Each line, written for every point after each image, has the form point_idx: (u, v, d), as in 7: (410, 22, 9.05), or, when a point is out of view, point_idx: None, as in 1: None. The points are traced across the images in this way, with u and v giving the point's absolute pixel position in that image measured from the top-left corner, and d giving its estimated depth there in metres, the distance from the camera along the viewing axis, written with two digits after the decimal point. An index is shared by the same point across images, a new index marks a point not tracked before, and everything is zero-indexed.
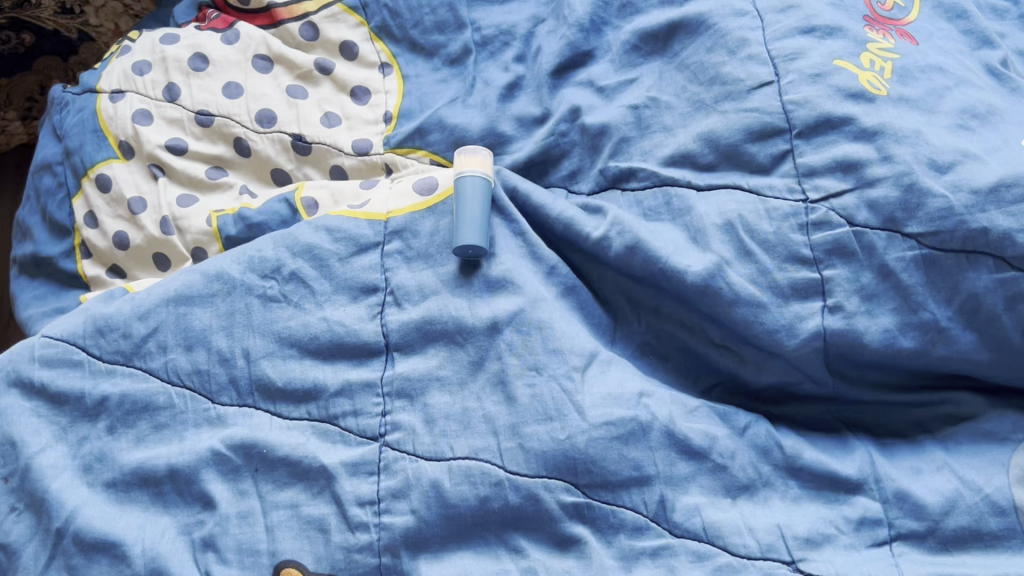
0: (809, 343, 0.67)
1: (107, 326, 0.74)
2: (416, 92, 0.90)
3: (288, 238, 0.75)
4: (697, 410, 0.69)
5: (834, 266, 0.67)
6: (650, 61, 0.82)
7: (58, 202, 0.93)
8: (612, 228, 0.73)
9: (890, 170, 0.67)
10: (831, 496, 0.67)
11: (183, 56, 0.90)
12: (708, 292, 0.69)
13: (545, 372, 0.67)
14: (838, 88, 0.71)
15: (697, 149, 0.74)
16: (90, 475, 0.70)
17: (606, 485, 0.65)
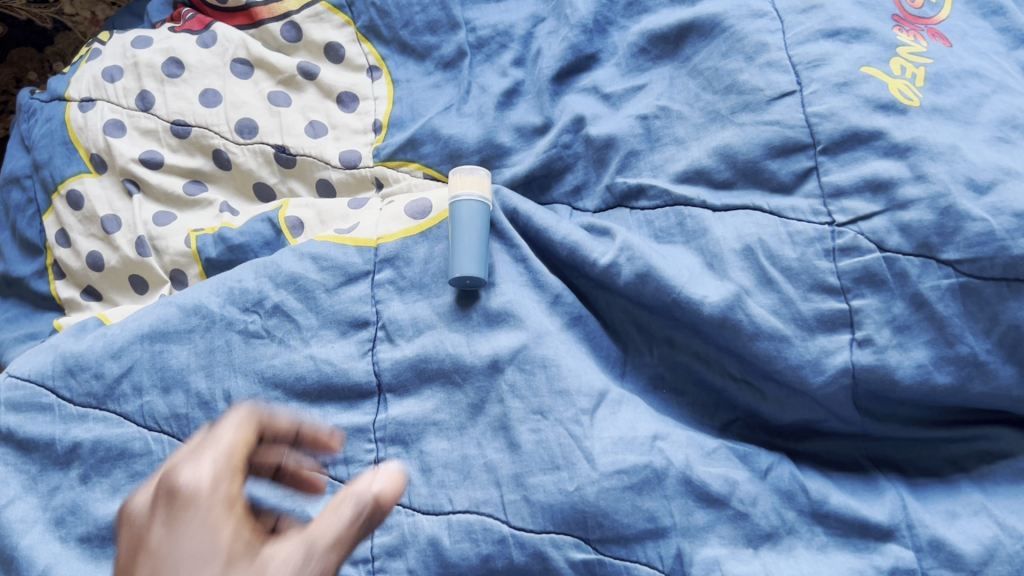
0: (837, 381, 0.62)
1: (78, 366, 0.69)
2: (407, 98, 0.83)
3: (270, 267, 0.70)
4: (716, 452, 0.63)
5: (863, 295, 0.62)
6: (659, 65, 0.76)
7: (28, 218, 0.87)
8: (621, 253, 0.67)
9: (924, 191, 0.61)
10: (860, 544, 0.62)
11: (157, 62, 0.84)
12: (726, 325, 0.63)
13: (551, 416, 0.62)
14: (866, 98, 0.65)
15: (712, 164, 0.68)
16: (63, 529, 0.65)
17: (618, 540, 0.60)
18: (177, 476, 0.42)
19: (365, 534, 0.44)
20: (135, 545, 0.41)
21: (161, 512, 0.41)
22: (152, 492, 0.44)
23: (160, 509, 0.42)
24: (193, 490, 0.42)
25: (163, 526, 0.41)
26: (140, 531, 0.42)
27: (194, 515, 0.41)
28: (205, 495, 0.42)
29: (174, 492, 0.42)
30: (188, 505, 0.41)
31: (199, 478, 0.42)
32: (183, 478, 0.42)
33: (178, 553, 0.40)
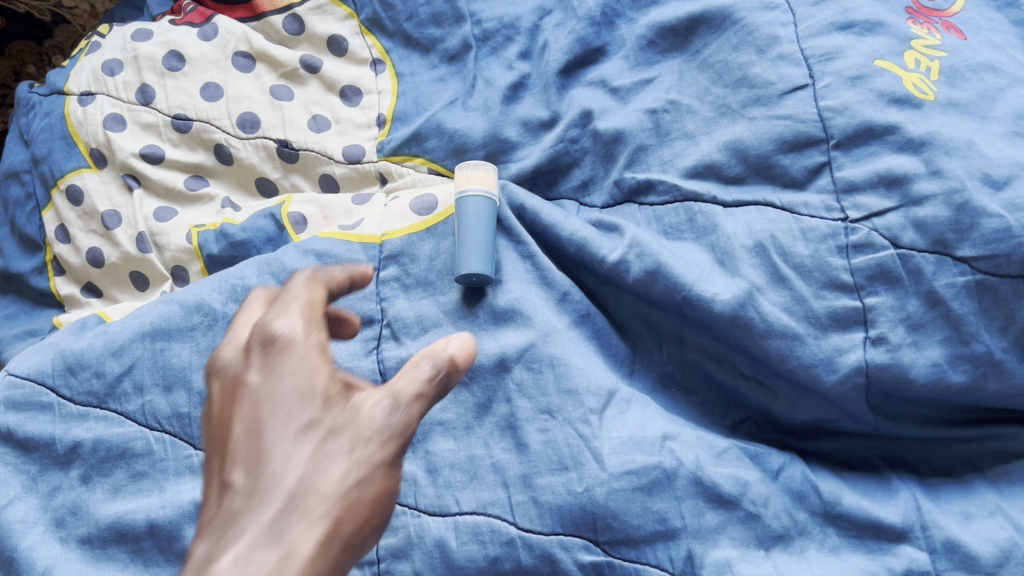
0: (850, 380, 0.61)
1: (78, 364, 0.68)
2: (412, 92, 0.82)
3: (273, 264, 0.69)
4: (726, 452, 0.62)
5: (877, 293, 0.61)
6: (668, 58, 0.75)
7: (27, 214, 0.86)
8: (631, 250, 0.66)
9: (939, 186, 0.60)
10: (873, 545, 0.61)
11: (157, 55, 0.83)
12: (737, 323, 0.62)
13: (559, 416, 0.61)
14: (880, 92, 0.64)
15: (722, 160, 0.67)
16: (63, 530, 0.64)
17: (628, 541, 0.59)
18: (272, 321, 0.40)
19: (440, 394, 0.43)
20: (230, 390, 0.40)
21: (255, 353, 0.40)
22: (235, 340, 0.42)
23: (254, 354, 0.40)
24: (290, 334, 0.40)
25: (259, 367, 0.39)
26: (234, 374, 0.40)
27: (290, 359, 0.39)
28: (302, 340, 0.40)
29: (270, 337, 0.40)
30: (285, 348, 0.40)
31: (296, 324, 0.40)
32: (274, 322, 0.40)
33: (274, 396, 0.38)
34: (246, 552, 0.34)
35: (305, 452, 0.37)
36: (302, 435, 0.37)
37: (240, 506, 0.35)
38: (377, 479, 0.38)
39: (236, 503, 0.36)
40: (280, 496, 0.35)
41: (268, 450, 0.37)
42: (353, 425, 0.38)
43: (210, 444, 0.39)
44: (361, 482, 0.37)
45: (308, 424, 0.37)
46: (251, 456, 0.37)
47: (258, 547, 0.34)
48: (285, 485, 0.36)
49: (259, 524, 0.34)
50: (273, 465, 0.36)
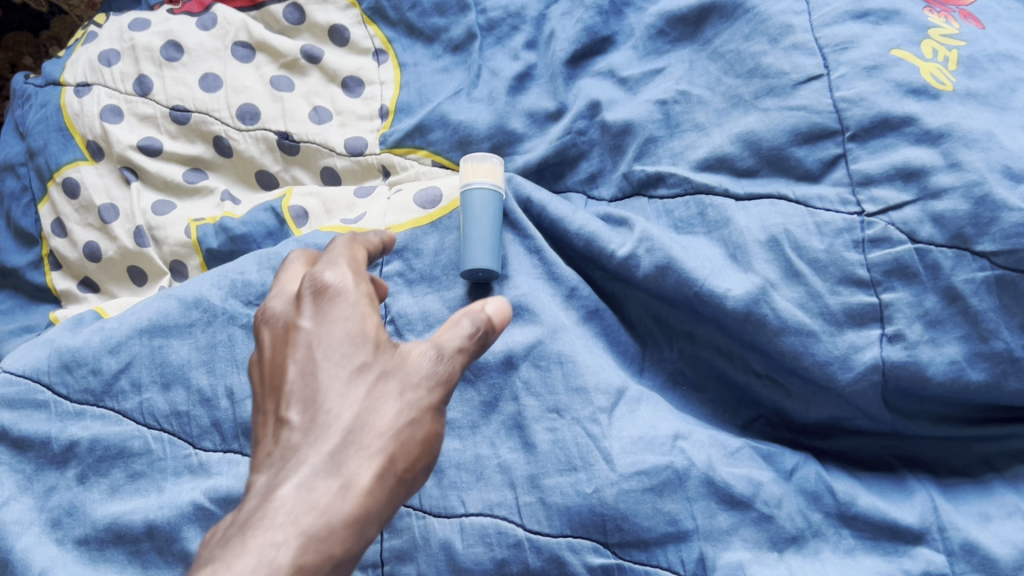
0: (866, 378, 0.59)
1: (74, 361, 0.66)
2: (415, 83, 0.80)
3: (274, 258, 0.68)
4: (739, 452, 0.61)
5: (894, 288, 0.59)
6: (678, 48, 0.73)
7: (23, 207, 0.84)
8: (640, 244, 0.64)
9: (958, 179, 0.58)
10: (888, 547, 0.59)
11: (155, 45, 0.81)
12: (751, 320, 0.61)
13: (568, 415, 0.60)
14: (896, 83, 0.62)
15: (735, 152, 0.65)
16: (59, 531, 0.63)
17: (639, 544, 0.57)
18: (322, 275, 0.44)
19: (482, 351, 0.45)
20: (283, 334, 0.43)
21: (307, 302, 0.44)
22: (283, 292, 0.46)
23: (306, 302, 0.44)
24: (339, 288, 0.44)
25: (310, 314, 0.43)
26: (287, 321, 0.44)
27: (342, 307, 0.43)
28: (351, 293, 0.44)
29: (321, 289, 0.44)
30: (335, 299, 0.43)
31: (344, 278, 0.44)
32: (324, 275, 0.44)
33: (327, 341, 0.42)
34: (307, 480, 0.38)
35: (358, 392, 0.40)
36: (354, 376, 0.41)
37: (299, 440, 0.39)
38: (426, 419, 0.41)
39: (296, 437, 0.40)
40: (338, 432, 0.39)
41: (322, 388, 0.40)
42: (401, 369, 0.42)
43: (266, 385, 0.43)
44: (410, 421, 0.40)
45: (359, 367, 0.41)
46: (306, 394, 0.41)
47: (317, 476, 0.38)
48: (340, 421, 0.39)
49: (318, 456, 0.39)
50: (327, 403, 0.40)
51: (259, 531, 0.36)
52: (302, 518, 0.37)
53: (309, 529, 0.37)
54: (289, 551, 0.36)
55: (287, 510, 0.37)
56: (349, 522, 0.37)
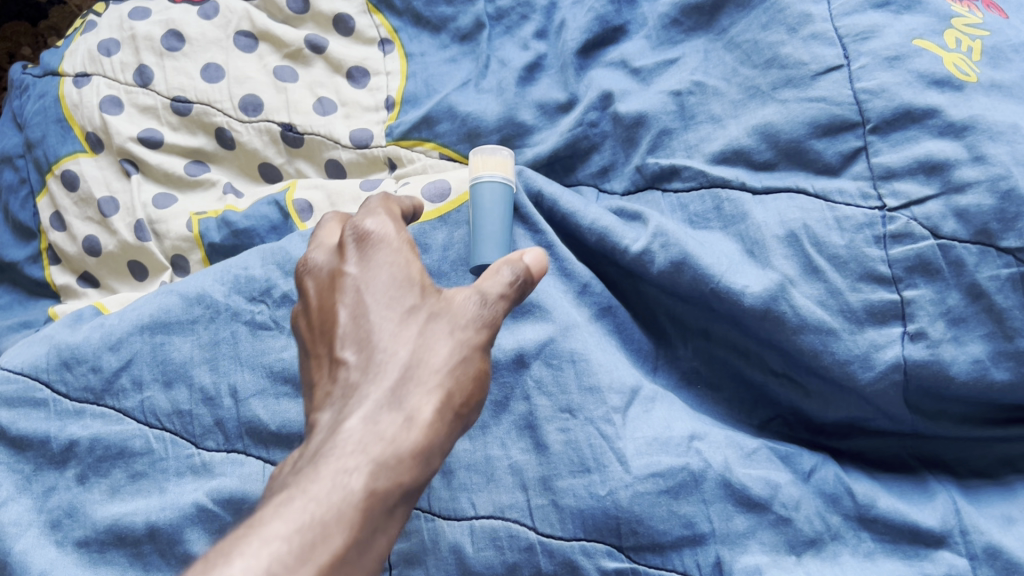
0: (887, 377, 0.58)
1: (73, 359, 0.65)
2: (422, 73, 0.78)
3: (278, 253, 0.66)
4: (756, 453, 0.59)
5: (916, 285, 0.57)
6: (693, 38, 0.72)
7: (21, 200, 0.82)
8: (655, 240, 0.63)
9: (983, 173, 0.56)
10: (909, 551, 0.58)
11: (155, 34, 0.79)
12: (768, 318, 0.59)
13: (581, 414, 0.58)
14: (919, 74, 0.60)
15: (752, 144, 0.64)
16: (59, 533, 0.61)
17: (654, 548, 0.56)
18: (363, 223, 0.49)
19: (520, 295, 0.49)
20: (332, 281, 0.48)
21: (352, 251, 0.48)
22: (327, 246, 0.50)
23: (351, 250, 0.48)
24: (381, 236, 0.48)
25: (357, 262, 0.48)
26: (333, 270, 0.49)
27: (383, 252, 0.48)
28: (392, 241, 0.48)
29: (363, 236, 0.48)
30: (378, 246, 0.48)
31: (384, 227, 0.49)
32: (367, 224, 0.49)
33: (375, 286, 0.46)
34: (372, 413, 0.42)
35: (410, 331, 0.45)
36: (405, 317, 0.45)
37: (358, 378, 0.44)
38: (474, 356, 0.45)
39: (355, 375, 0.44)
40: (397, 368, 0.44)
41: (376, 329, 0.45)
42: (448, 311, 0.46)
43: (320, 327, 0.47)
44: (459, 358, 0.45)
45: (409, 309, 0.46)
46: (361, 334, 0.45)
47: (381, 410, 0.42)
48: (397, 358, 0.44)
49: (380, 390, 0.43)
50: (383, 342, 0.44)
51: (331, 459, 0.41)
52: (372, 446, 0.41)
53: (379, 456, 0.41)
54: (362, 476, 0.40)
55: (356, 440, 0.41)
56: (415, 449, 0.42)
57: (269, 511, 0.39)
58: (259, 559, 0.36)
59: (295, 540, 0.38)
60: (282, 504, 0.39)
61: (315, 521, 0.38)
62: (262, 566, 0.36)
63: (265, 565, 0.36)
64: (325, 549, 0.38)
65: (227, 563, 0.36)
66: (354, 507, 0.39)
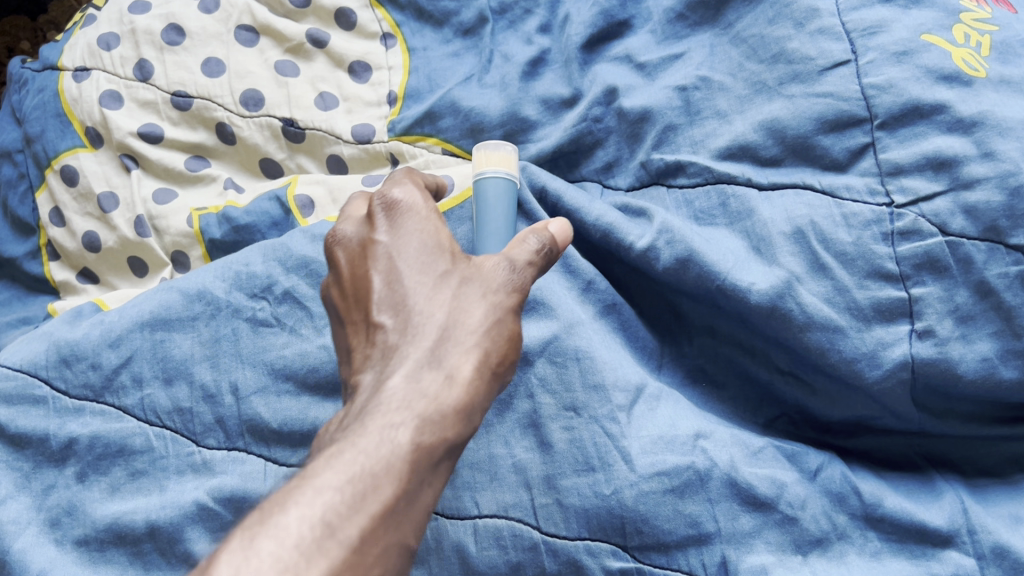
0: (895, 375, 0.57)
1: (73, 356, 0.64)
2: (424, 68, 0.78)
3: (280, 250, 0.66)
4: (762, 452, 0.59)
5: (924, 283, 0.56)
6: (698, 32, 0.71)
7: (20, 195, 0.81)
8: (660, 236, 0.62)
9: (992, 169, 0.55)
10: (916, 550, 0.57)
11: (156, 28, 0.78)
12: (775, 315, 0.58)
13: (586, 413, 0.58)
14: (927, 69, 0.59)
15: (758, 140, 0.63)
16: (58, 531, 0.60)
17: (659, 547, 0.56)
18: (391, 193, 0.50)
19: (547, 263, 0.52)
20: (362, 249, 0.49)
21: (381, 219, 0.49)
22: (353, 216, 0.51)
23: (380, 218, 0.49)
24: (409, 206, 0.49)
25: (386, 230, 0.49)
26: (362, 239, 0.50)
27: (412, 220, 0.49)
28: (420, 209, 0.50)
29: (392, 205, 0.49)
30: (407, 215, 0.49)
31: (411, 197, 0.50)
32: (395, 194, 0.50)
33: (406, 253, 0.48)
34: (413, 372, 0.44)
35: (445, 296, 0.47)
36: (439, 282, 0.47)
37: (397, 339, 0.46)
38: (507, 317, 0.48)
39: (393, 337, 0.46)
40: (434, 330, 0.45)
41: (411, 294, 0.47)
42: (479, 276, 0.48)
43: (354, 293, 0.49)
44: (493, 320, 0.47)
45: (442, 275, 0.47)
46: (397, 299, 0.47)
47: (422, 368, 0.44)
48: (434, 320, 0.46)
49: (420, 351, 0.45)
50: (419, 306, 0.46)
51: (377, 416, 0.43)
52: (416, 403, 0.43)
53: (423, 412, 0.43)
54: (408, 431, 0.42)
55: (400, 398, 0.43)
56: (456, 406, 0.44)
57: (320, 463, 0.41)
58: (313, 509, 0.39)
59: (347, 490, 0.40)
60: (333, 457, 0.41)
61: (364, 473, 0.41)
62: (317, 516, 0.39)
63: (320, 514, 0.39)
64: (376, 499, 0.40)
65: (284, 512, 0.39)
66: (402, 460, 0.42)
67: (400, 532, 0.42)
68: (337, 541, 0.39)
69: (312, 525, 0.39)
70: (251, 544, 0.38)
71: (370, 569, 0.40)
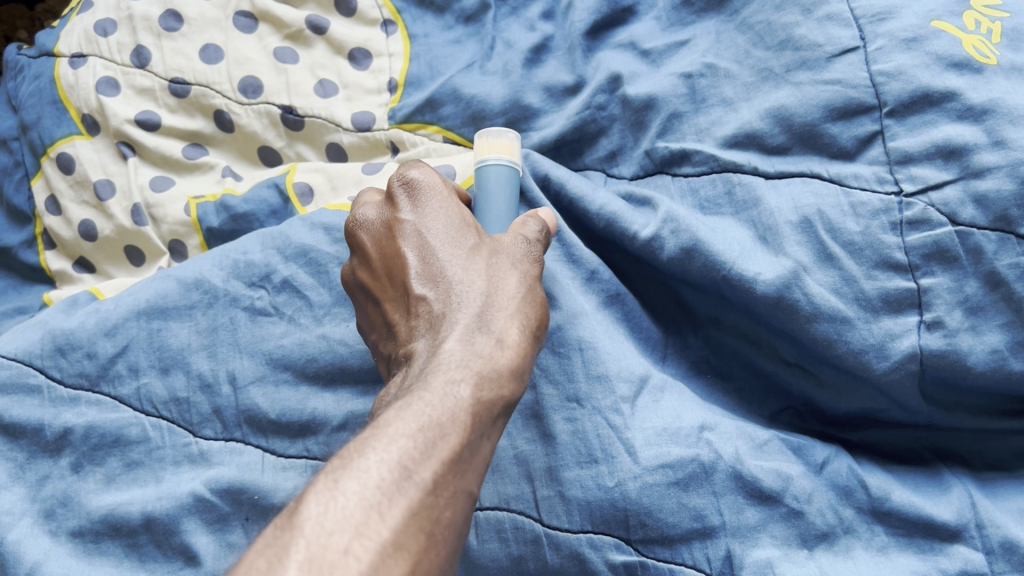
0: (903, 367, 0.56)
1: (68, 344, 0.63)
2: (426, 55, 0.77)
3: (278, 238, 0.65)
4: (767, 444, 0.58)
5: (933, 273, 0.55)
6: (703, 19, 0.70)
7: (15, 183, 0.81)
8: (664, 225, 0.61)
9: (1003, 158, 0.54)
10: (924, 545, 0.56)
11: (153, 14, 0.77)
12: (781, 306, 0.57)
13: (588, 404, 0.57)
14: (937, 56, 0.58)
15: (765, 128, 0.62)
16: (53, 522, 0.59)
17: (663, 541, 0.54)
18: (408, 174, 0.53)
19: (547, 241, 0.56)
20: (391, 228, 0.52)
21: (404, 200, 0.52)
22: (375, 204, 0.55)
23: (404, 199, 0.52)
24: (428, 184, 0.52)
25: (411, 209, 0.52)
26: (386, 221, 0.53)
27: (433, 198, 0.52)
28: (440, 189, 0.53)
29: (412, 186, 0.52)
30: (428, 194, 0.52)
31: (429, 176, 0.53)
32: (414, 174, 0.53)
33: (435, 229, 0.50)
34: (466, 335, 0.45)
35: (480, 266, 0.49)
36: (472, 253, 0.49)
37: (442, 308, 0.47)
38: (536, 286, 0.50)
39: (438, 306, 0.47)
40: (478, 295, 0.47)
41: (448, 264, 0.49)
42: (503, 249, 0.51)
43: (390, 270, 0.51)
44: (525, 289, 0.49)
45: (473, 247, 0.50)
46: (434, 271, 0.49)
47: (473, 332, 0.46)
48: (477, 287, 0.48)
49: (469, 314, 0.46)
50: (457, 274, 0.48)
51: (439, 372, 0.43)
52: (473, 360, 0.44)
53: (481, 369, 0.44)
54: (468, 386, 0.43)
55: (458, 356, 0.44)
56: (510, 365, 0.45)
57: (389, 416, 0.41)
58: (390, 453, 0.39)
59: (419, 438, 0.40)
60: (400, 409, 0.42)
61: (432, 422, 0.41)
62: (394, 459, 0.39)
63: (396, 458, 0.39)
64: (446, 446, 0.41)
65: (362, 458, 0.39)
66: (465, 412, 0.42)
67: (466, 482, 0.42)
68: (413, 482, 0.39)
69: (390, 467, 0.39)
70: (335, 485, 0.38)
71: (444, 513, 0.40)
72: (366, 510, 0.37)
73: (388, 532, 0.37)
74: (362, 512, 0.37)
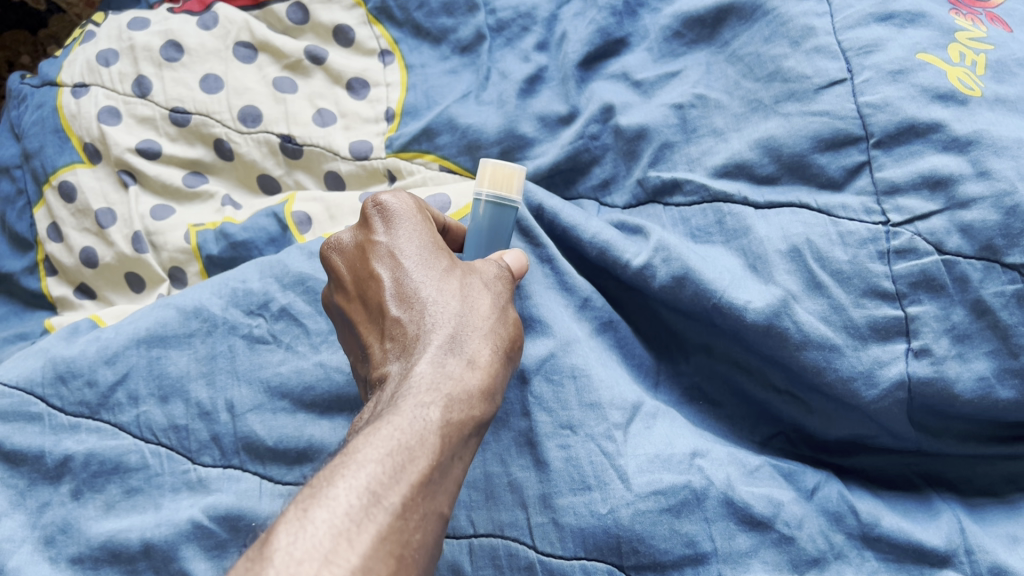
0: (891, 395, 0.57)
1: (69, 373, 0.64)
2: (422, 85, 0.78)
3: (277, 267, 0.66)
4: (759, 470, 0.59)
5: (920, 301, 0.56)
6: (694, 50, 0.72)
7: (18, 211, 0.82)
8: (656, 254, 0.62)
9: (988, 188, 0.55)
10: (914, 570, 0.57)
11: (154, 44, 0.78)
12: (771, 334, 0.58)
13: (582, 431, 0.58)
14: (923, 88, 0.59)
15: (754, 158, 0.63)
16: (52, 549, 0.60)
17: (655, 566, 0.55)
18: (382, 197, 0.54)
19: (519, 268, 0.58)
20: (366, 250, 0.53)
21: (378, 223, 0.54)
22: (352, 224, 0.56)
23: (378, 222, 0.54)
24: (402, 208, 0.54)
25: (385, 232, 0.53)
26: (361, 243, 0.54)
27: (407, 221, 0.53)
28: (414, 212, 0.54)
29: (386, 209, 0.54)
30: (402, 217, 0.53)
31: (402, 199, 0.54)
32: (386, 197, 0.54)
33: (408, 251, 0.52)
34: (437, 358, 0.47)
35: (453, 288, 0.50)
36: (444, 277, 0.51)
37: (415, 330, 0.49)
38: (506, 311, 0.52)
39: (411, 328, 0.49)
40: (449, 317, 0.49)
41: (422, 286, 0.50)
42: (475, 274, 0.52)
43: (366, 292, 0.52)
44: (494, 315, 0.51)
45: (445, 271, 0.51)
46: (407, 293, 0.50)
47: (445, 355, 0.47)
48: (449, 310, 0.49)
49: (441, 337, 0.48)
50: (431, 296, 0.50)
51: (410, 396, 0.45)
52: (444, 383, 0.46)
53: (451, 391, 0.45)
54: (438, 409, 0.44)
55: (429, 379, 0.45)
56: (479, 387, 0.47)
57: (358, 441, 0.42)
58: (358, 479, 0.40)
59: (387, 462, 0.41)
60: (369, 434, 0.42)
61: (402, 446, 0.42)
62: (362, 485, 0.40)
63: (365, 483, 0.40)
64: (415, 469, 0.42)
65: (331, 485, 0.40)
66: (434, 434, 0.43)
67: (436, 503, 0.43)
68: (383, 507, 0.40)
69: (359, 493, 0.40)
70: (305, 515, 0.39)
71: (414, 535, 0.41)
72: (335, 537, 0.38)
73: (357, 557, 0.38)
74: (331, 540, 0.38)
